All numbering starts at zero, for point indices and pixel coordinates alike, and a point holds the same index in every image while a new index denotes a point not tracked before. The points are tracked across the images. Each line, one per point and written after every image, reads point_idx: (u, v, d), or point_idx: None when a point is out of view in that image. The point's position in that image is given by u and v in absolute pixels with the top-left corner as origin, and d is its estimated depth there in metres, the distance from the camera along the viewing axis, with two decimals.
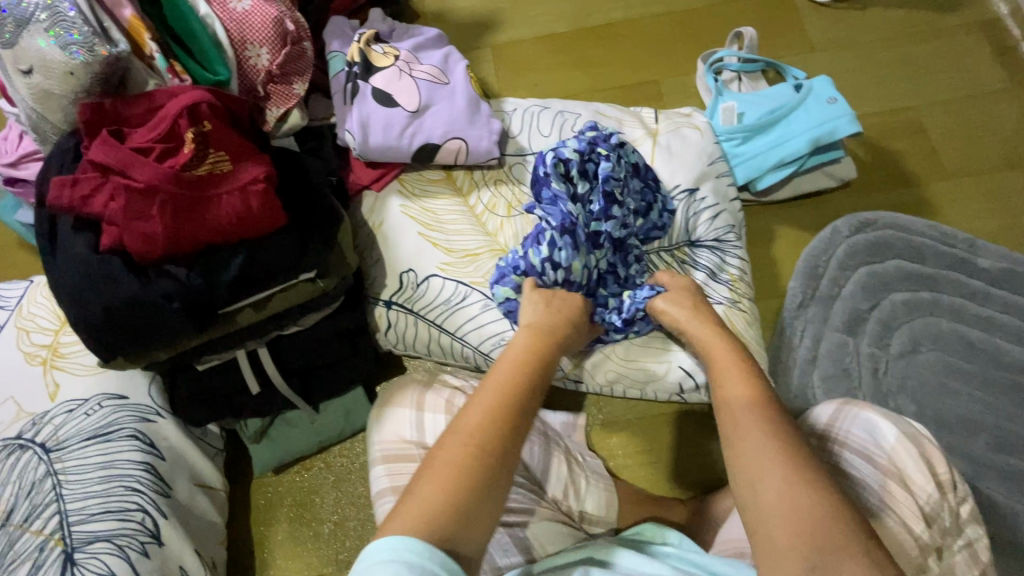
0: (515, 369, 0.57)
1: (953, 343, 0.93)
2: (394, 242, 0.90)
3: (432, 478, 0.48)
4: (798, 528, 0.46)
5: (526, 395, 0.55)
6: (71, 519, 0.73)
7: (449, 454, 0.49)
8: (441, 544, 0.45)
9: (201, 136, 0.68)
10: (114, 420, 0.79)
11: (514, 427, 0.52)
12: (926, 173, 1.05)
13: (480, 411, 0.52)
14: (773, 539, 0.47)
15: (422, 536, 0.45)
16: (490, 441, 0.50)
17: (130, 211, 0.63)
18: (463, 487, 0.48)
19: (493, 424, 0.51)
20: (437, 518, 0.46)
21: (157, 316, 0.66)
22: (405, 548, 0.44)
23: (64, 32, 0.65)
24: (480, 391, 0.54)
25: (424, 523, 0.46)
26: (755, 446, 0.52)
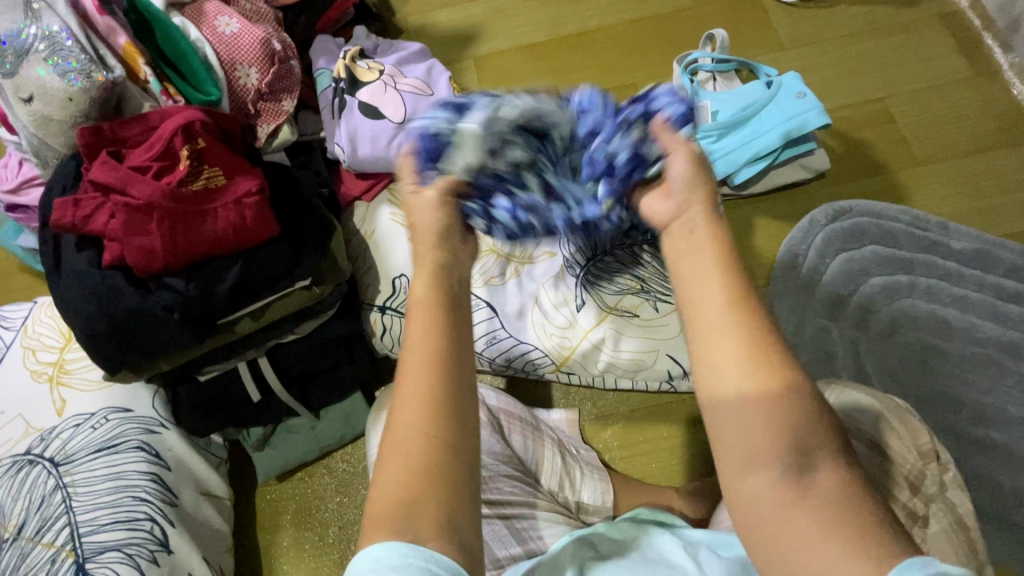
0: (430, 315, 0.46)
1: (931, 323, 0.96)
2: (386, 250, 0.93)
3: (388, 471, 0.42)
4: (773, 433, 0.39)
5: (453, 339, 0.45)
6: (81, 530, 0.75)
7: (395, 442, 0.43)
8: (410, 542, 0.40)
9: (195, 153, 0.71)
10: (120, 432, 0.81)
11: (453, 392, 0.43)
12: (897, 161, 1.09)
13: (415, 388, 0.43)
14: (743, 446, 0.39)
15: (398, 536, 0.40)
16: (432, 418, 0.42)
17: (130, 228, 0.66)
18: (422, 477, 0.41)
19: (430, 393, 0.43)
20: (405, 511, 0.41)
21: (159, 327, 0.69)
22: (390, 552, 0.40)
23: (62, 61, 0.69)
24: (404, 360, 0.45)
25: (390, 527, 0.41)
26: (731, 352, 0.40)
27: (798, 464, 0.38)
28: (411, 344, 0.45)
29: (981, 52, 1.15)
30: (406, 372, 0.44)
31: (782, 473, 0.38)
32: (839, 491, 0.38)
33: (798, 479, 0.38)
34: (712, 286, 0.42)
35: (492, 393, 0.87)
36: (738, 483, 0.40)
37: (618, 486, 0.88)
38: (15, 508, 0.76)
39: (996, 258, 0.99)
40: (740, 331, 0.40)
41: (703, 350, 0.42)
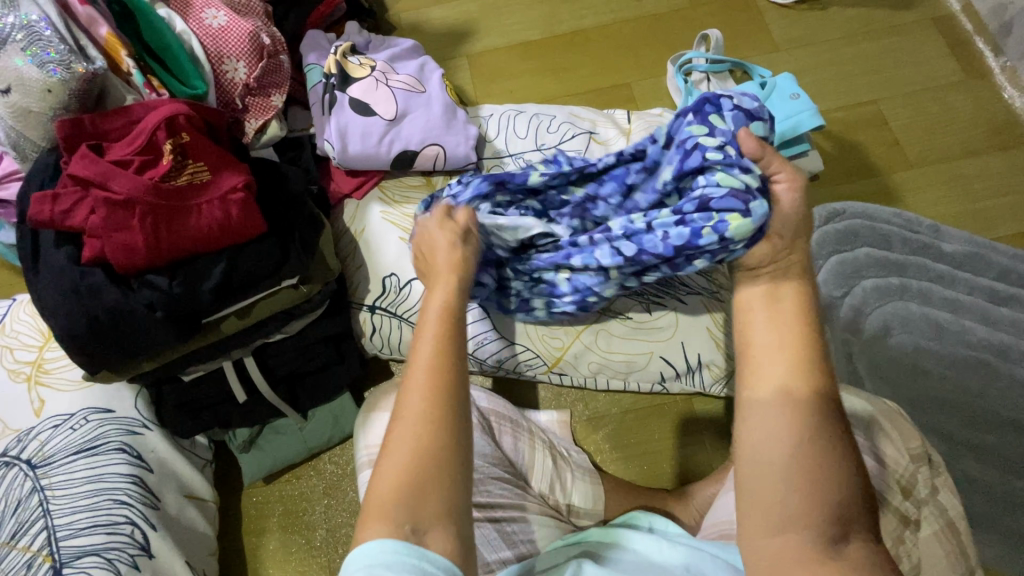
0: (439, 331, 0.53)
1: (922, 326, 0.96)
2: (377, 248, 0.91)
3: (394, 459, 0.48)
4: (808, 496, 0.47)
5: (457, 360, 0.52)
6: (59, 534, 0.73)
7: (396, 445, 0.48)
8: (407, 534, 0.45)
9: (180, 148, 0.70)
10: (100, 434, 0.79)
11: (453, 387, 0.50)
12: (889, 163, 1.10)
13: (421, 389, 0.50)
14: (777, 510, 0.47)
15: (393, 533, 0.44)
16: (437, 416, 0.49)
17: (110, 223, 0.65)
18: (422, 468, 0.47)
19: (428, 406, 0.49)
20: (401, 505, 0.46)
21: (140, 326, 0.67)
22: (384, 548, 0.44)
23: (40, 51, 0.67)
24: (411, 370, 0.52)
25: (390, 518, 0.45)
26: (776, 421, 0.50)
27: (830, 530, 0.46)
28: (419, 351, 0.52)
29: (973, 56, 1.15)
30: (413, 372, 0.51)
31: (814, 539, 0.46)
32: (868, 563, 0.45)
33: (830, 545, 0.45)
34: (773, 381, 0.52)
35: (483, 394, 0.86)
36: (760, 549, 0.47)
37: (610, 489, 0.87)
38: None
39: (988, 262, 0.99)
40: (782, 403, 0.50)
41: (756, 412, 0.51)
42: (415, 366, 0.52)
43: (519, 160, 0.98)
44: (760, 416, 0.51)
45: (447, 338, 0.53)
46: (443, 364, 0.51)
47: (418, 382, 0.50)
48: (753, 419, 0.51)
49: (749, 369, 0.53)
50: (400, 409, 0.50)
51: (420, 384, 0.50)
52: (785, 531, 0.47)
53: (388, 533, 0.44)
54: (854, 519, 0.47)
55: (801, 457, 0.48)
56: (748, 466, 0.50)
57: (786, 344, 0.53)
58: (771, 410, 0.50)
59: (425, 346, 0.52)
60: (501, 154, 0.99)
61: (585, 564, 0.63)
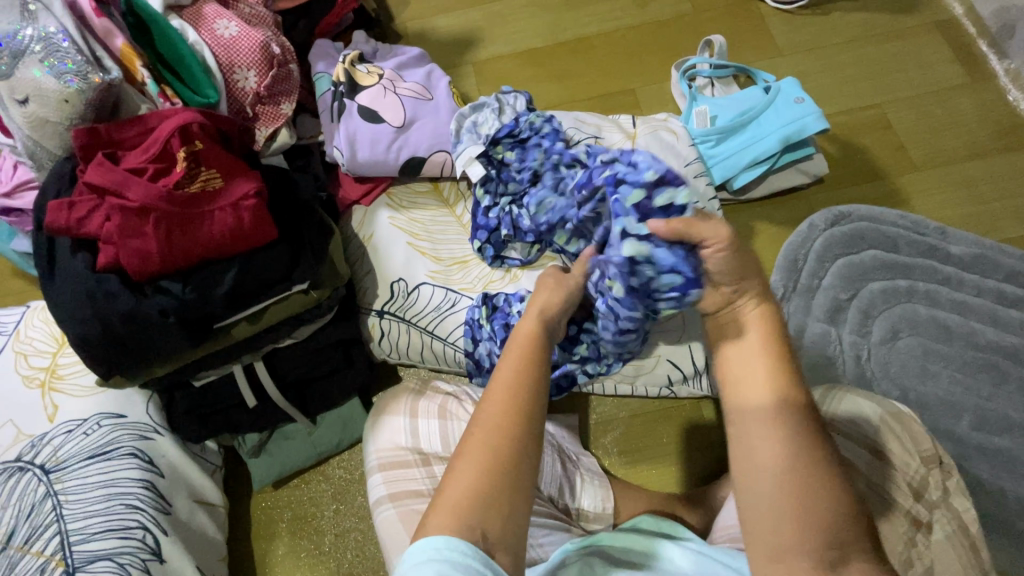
0: (525, 354, 0.56)
1: (930, 328, 0.96)
2: (385, 253, 0.92)
3: (467, 469, 0.50)
4: (803, 519, 0.48)
5: (537, 392, 0.54)
6: (73, 539, 0.74)
7: (473, 448, 0.50)
8: (478, 539, 0.47)
9: (193, 156, 0.71)
10: (113, 439, 0.80)
11: (531, 410, 0.52)
12: (894, 166, 1.10)
13: (506, 408, 0.52)
14: (774, 525, 0.49)
15: (464, 535, 0.46)
16: (508, 444, 0.50)
17: (125, 230, 0.66)
18: (494, 476, 0.49)
19: (509, 425, 0.51)
20: (469, 512, 0.48)
21: (153, 331, 0.68)
22: (451, 546, 0.46)
23: (58, 62, 0.68)
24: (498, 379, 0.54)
25: (459, 519, 0.47)
26: (766, 443, 0.51)
27: (820, 537, 0.47)
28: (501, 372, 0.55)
29: (976, 59, 1.16)
30: (494, 390, 0.53)
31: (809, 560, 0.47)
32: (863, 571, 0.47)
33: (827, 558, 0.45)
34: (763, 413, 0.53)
35: None
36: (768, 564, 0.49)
37: (620, 492, 0.87)
38: (4, 516, 0.75)
39: (996, 263, 0.99)
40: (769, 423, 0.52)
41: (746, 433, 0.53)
42: (497, 383, 0.54)
43: (490, 110, 0.91)
44: (745, 434, 0.53)
45: (531, 351, 0.57)
46: (527, 384, 0.54)
47: (502, 411, 0.52)
48: (742, 434, 0.53)
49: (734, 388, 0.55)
50: (477, 420, 0.52)
51: (499, 403, 0.52)
52: (783, 556, 0.48)
53: (456, 532, 0.46)
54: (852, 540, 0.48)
55: (788, 483, 0.49)
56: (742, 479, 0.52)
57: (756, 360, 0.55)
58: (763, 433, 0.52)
59: (509, 369, 0.55)
60: None
61: (599, 566, 0.63)
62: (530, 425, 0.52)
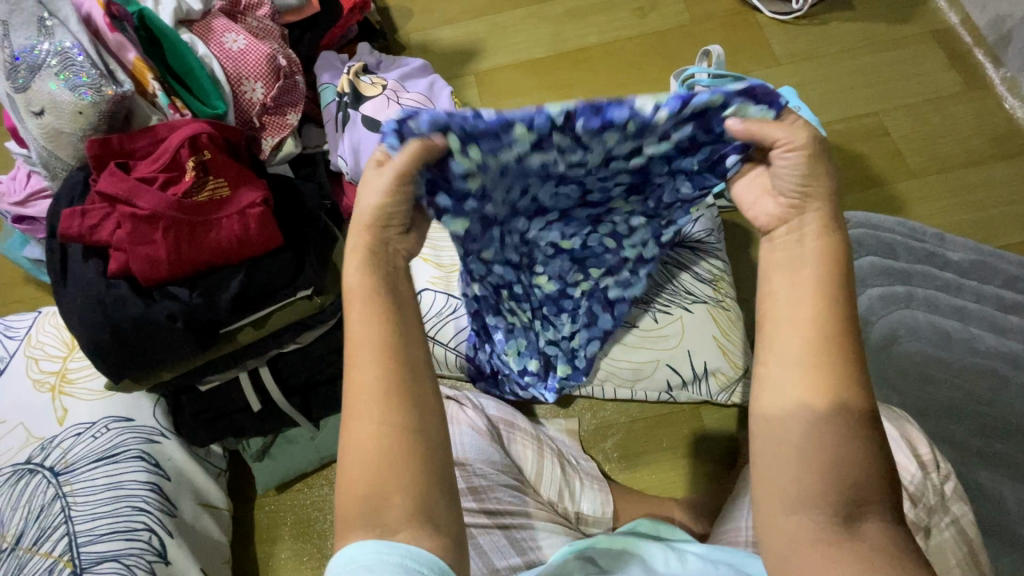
0: (370, 307, 0.47)
1: (930, 334, 0.96)
2: None
3: (355, 466, 0.44)
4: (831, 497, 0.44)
5: (393, 344, 0.46)
6: (80, 540, 0.75)
7: (356, 445, 0.44)
8: (382, 532, 0.42)
9: (202, 165, 0.73)
10: (120, 442, 0.81)
11: (396, 370, 0.46)
12: (892, 173, 1.11)
13: (374, 384, 0.45)
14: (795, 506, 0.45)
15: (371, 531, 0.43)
16: (389, 425, 0.44)
17: (135, 237, 0.68)
18: (387, 465, 0.43)
19: (379, 397, 0.45)
20: (368, 506, 0.43)
21: (161, 336, 0.70)
22: (364, 550, 0.42)
23: (73, 75, 0.71)
24: (354, 355, 0.46)
25: (362, 515, 0.43)
26: (792, 412, 0.46)
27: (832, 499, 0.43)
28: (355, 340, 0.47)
29: (973, 68, 1.17)
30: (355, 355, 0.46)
31: (826, 526, 0.43)
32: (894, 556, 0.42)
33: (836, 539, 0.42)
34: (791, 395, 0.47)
35: (491, 402, 0.89)
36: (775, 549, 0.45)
37: (620, 497, 0.87)
38: (14, 517, 0.76)
39: (993, 270, 1.00)
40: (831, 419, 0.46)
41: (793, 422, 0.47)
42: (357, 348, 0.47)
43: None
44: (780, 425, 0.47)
45: (375, 303, 0.47)
46: (383, 350, 0.46)
47: (370, 396, 0.45)
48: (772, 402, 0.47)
49: (765, 350, 0.49)
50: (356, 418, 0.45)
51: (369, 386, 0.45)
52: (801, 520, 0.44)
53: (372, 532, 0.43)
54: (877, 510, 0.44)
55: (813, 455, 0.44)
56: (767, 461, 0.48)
57: (802, 319, 0.47)
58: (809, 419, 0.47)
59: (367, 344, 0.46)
60: None
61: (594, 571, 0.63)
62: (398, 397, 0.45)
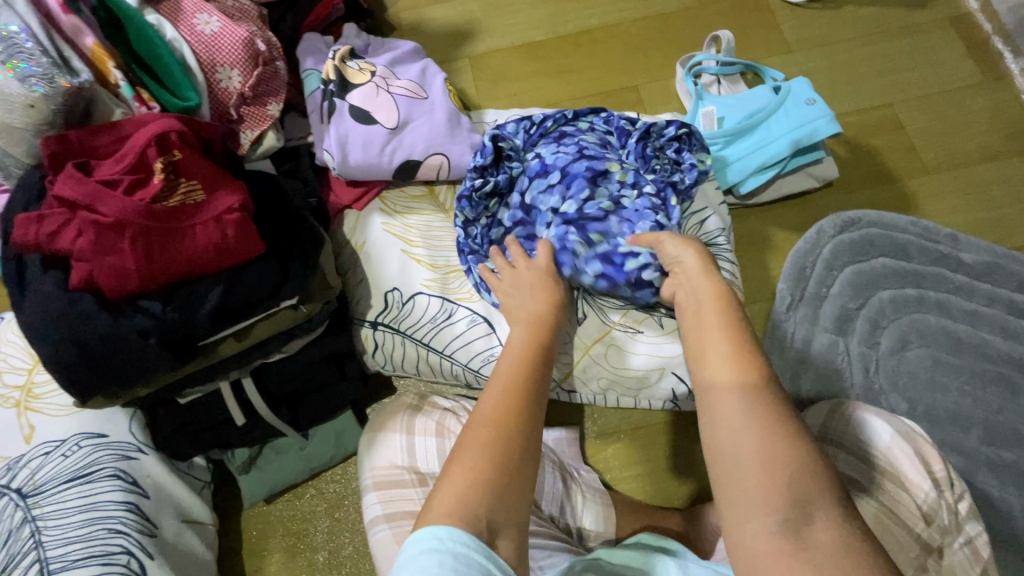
0: (522, 354, 0.58)
1: (940, 338, 0.94)
2: (378, 261, 0.88)
3: (461, 465, 0.48)
4: (772, 484, 0.43)
5: (529, 398, 0.53)
6: (52, 567, 0.71)
7: (473, 445, 0.49)
8: (480, 531, 0.44)
9: (171, 166, 0.66)
10: (94, 460, 0.76)
11: (527, 415, 0.52)
12: (905, 169, 1.07)
13: (497, 405, 0.52)
14: (747, 496, 0.43)
15: (460, 524, 0.44)
16: (507, 453, 0.49)
17: (99, 247, 0.61)
18: (499, 471, 0.48)
19: (503, 427, 0.50)
20: (472, 499, 0.46)
21: (132, 354, 0.64)
22: (451, 536, 0.43)
23: (21, 65, 0.63)
24: (494, 383, 0.54)
25: (461, 509, 0.45)
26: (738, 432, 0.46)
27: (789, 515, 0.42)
28: (497, 381, 0.55)
29: (991, 57, 1.12)
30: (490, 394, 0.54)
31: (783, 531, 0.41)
32: (837, 546, 0.40)
33: (795, 531, 0.41)
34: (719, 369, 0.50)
35: None
36: (743, 540, 0.43)
37: (622, 510, 0.84)
38: None
39: (1007, 272, 0.97)
40: (738, 391, 0.48)
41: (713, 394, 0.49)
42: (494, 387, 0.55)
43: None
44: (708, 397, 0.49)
45: (528, 362, 0.57)
46: (523, 387, 0.54)
47: (490, 407, 0.52)
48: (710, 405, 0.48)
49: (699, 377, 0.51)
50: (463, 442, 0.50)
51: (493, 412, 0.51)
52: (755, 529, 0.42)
53: (450, 522, 0.44)
54: (818, 497, 0.42)
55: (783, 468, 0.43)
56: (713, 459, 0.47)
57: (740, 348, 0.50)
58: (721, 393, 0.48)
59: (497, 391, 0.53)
60: None
61: None
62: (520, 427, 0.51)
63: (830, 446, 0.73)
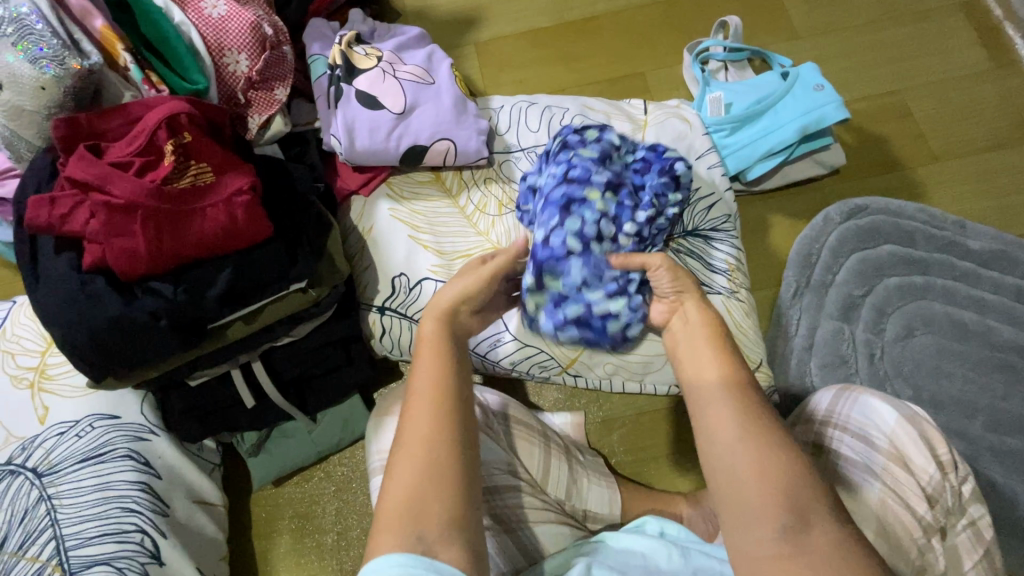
0: (436, 357, 0.57)
1: (946, 326, 0.94)
2: (386, 247, 0.89)
3: (398, 480, 0.50)
4: (767, 491, 0.47)
5: (452, 403, 0.54)
6: (68, 544, 0.72)
7: (405, 459, 0.51)
8: (415, 544, 0.47)
9: (181, 148, 0.67)
10: (107, 440, 0.77)
11: (450, 421, 0.53)
12: (913, 156, 1.06)
13: (420, 423, 0.53)
14: (746, 510, 0.47)
15: (404, 545, 0.46)
16: (443, 450, 0.51)
17: (110, 229, 0.62)
18: (429, 482, 0.50)
19: (430, 439, 0.51)
20: (411, 511, 0.48)
21: (143, 335, 0.65)
22: (393, 561, 0.45)
23: (32, 46, 0.63)
24: (415, 391, 0.55)
25: (399, 530, 0.47)
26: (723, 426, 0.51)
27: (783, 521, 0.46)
28: (417, 389, 0.55)
29: (1002, 43, 1.11)
30: (416, 394, 0.54)
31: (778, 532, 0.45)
32: (833, 550, 0.44)
33: (789, 528, 0.45)
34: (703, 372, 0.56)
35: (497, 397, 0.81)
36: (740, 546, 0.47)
37: (626, 493, 0.85)
38: None
39: (1015, 259, 0.97)
40: (722, 390, 0.53)
41: (700, 396, 0.54)
42: (417, 385, 0.55)
43: (531, 154, 0.95)
44: (702, 405, 0.54)
45: (442, 362, 0.57)
46: (442, 397, 0.54)
47: (416, 422, 0.53)
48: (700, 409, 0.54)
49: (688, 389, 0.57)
50: (402, 448, 0.52)
51: (424, 418, 0.53)
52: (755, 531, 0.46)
53: (398, 546, 0.47)
54: (812, 505, 0.47)
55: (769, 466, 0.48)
56: (710, 474, 0.51)
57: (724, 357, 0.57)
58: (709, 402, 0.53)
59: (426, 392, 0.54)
60: (512, 149, 0.95)
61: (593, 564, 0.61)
62: (450, 424, 0.53)
63: (835, 430, 0.73)
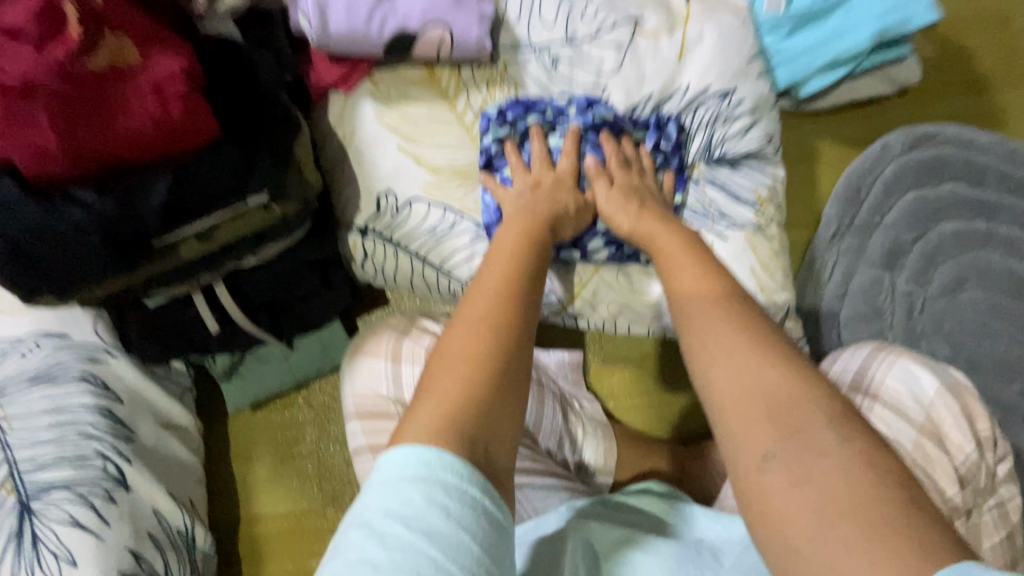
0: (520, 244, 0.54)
1: (1002, 281, 0.83)
2: (370, 159, 0.76)
3: (444, 375, 0.42)
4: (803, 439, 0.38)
5: (527, 298, 0.47)
6: (23, 467, 0.67)
7: (457, 345, 0.43)
8: (461, 444, 0.39)
9: (92, 16, 0.51)
10: (58, 362, 0.70)
11: (522, 321, 0.46)
12: (1000, 77, 0.89)
13: (484, 307, 0.45)
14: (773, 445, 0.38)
15: (444, 440, 0.38)
16: (501, 345, 0.43)
17: (8, 118, 0.49)
18: (476, 383, 0.41)
19: (488, 336, 0.43)
20: (458, 413, 0.40)
21: (71, 252, 0.54)
22: (437, 451, 0.38)
23: None
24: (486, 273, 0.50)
25: (436, 423, 0.39)
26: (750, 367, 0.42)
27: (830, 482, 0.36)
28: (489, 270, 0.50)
29: None
30: (482, 284, 0.48)
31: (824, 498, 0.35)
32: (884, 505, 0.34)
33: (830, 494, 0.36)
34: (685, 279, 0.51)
35: None
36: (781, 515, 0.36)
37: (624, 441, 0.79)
38: None
39: None
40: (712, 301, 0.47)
41: (697, 319, 0.46)
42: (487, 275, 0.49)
43: (546, 55, 0.77)
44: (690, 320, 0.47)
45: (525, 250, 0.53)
46: (516, 292, 0.47)
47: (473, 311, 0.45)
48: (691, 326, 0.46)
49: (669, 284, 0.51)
50: (449, 345, 0.43)
51: (482, 299, 0.46)
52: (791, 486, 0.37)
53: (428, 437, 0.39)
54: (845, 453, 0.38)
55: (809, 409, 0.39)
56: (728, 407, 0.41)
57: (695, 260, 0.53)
58: (698, 310, 0.46)
59: (498, 265, 0.50)
60: (522, 46, 0.77)
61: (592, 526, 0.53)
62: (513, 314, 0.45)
63: (865, 398, 0.64)
